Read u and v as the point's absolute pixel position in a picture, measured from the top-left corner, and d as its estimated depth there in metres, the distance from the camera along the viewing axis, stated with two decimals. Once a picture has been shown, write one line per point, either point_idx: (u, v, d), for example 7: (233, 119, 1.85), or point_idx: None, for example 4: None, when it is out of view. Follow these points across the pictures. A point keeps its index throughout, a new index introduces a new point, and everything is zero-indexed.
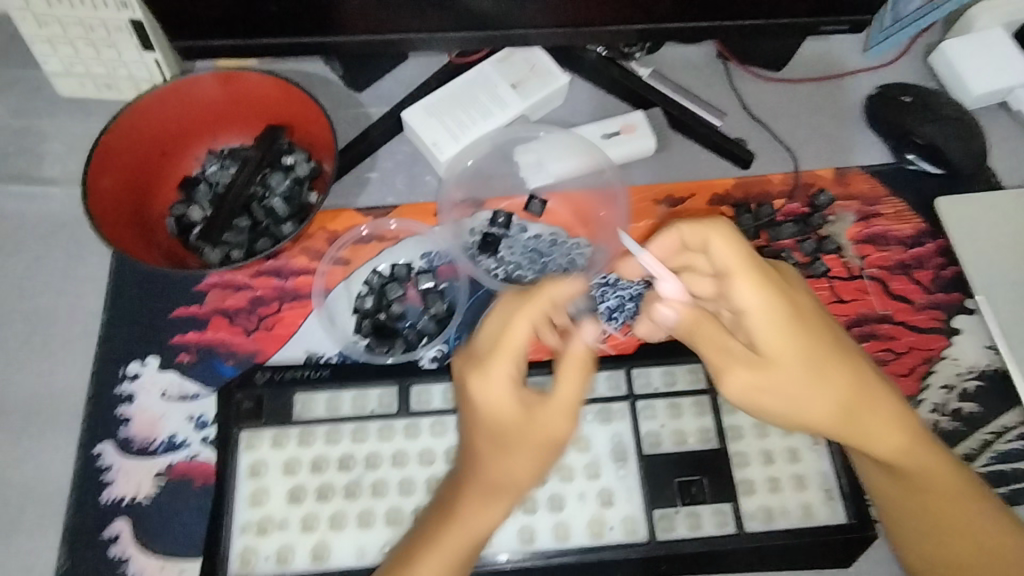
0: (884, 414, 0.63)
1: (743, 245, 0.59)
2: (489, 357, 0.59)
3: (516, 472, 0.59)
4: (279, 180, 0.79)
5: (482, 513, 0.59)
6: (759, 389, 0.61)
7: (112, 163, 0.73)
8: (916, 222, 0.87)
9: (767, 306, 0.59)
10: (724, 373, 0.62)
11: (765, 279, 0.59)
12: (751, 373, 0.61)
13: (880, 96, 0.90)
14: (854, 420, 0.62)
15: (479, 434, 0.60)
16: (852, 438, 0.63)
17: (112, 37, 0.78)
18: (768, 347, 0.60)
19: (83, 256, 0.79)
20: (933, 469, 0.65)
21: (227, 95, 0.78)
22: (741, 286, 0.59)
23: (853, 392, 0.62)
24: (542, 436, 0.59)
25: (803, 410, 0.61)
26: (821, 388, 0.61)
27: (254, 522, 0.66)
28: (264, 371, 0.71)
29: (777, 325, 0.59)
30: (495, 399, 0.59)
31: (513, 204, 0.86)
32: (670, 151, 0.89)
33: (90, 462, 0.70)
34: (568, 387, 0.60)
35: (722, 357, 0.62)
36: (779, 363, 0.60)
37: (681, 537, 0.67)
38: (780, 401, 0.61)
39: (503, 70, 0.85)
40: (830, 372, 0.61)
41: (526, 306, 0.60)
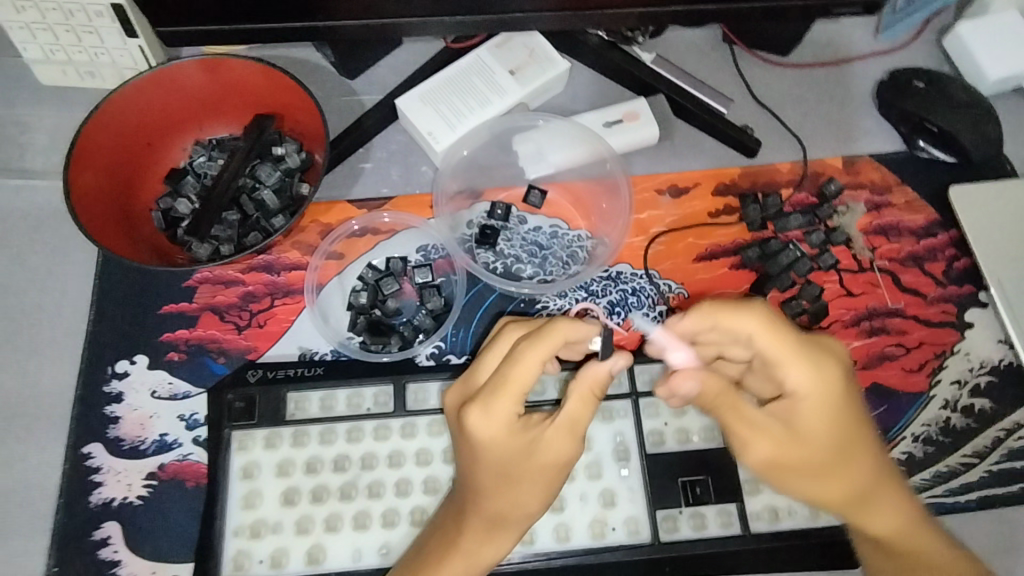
0: (886, 474, 0.62)
1: (784, 328, 0.57)
2: (492, 396, 0.57)
3: (522, 505, 0.60)
4: (268, 172, 0.77)
5: (486, 544, 0.60)
6: (784, 462, 0.59)
7: (94, 155, 0.71)
8: (928, 212, 0.84)
9: (814, 386, 0.57)
10: (751, 444, 0.58)
11: (814, 361, 0.58)
12: (780, 446, 0.58)
13: (894, 80, 0.86)
14: (863, 483, 0.60)
15: (483, 469, 0.59)
16: (868, 509, 0.61)
17: (93, 22, 0.75)
18: (804, 419, 0.58)
19: (68, 251, 0.77)
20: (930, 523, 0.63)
21: (213, 82, 0.75)
22: (789, 367, 0.57)
23: (869, 459, 0.60)
24: (550, 468, 0.59)
25: (827, 483, 0.59)
26: (846, 459, 0.59)
27: (247, 525, 0.64)
28: (257, 370, 0.70)
29: (818, 402, 0.58)
30: (496, 435, 0.58)
31: (512, 195, 0.83)
32: (674, 139, 0.86)
33: (79, 463, 0.69)
34: (578, 415, 0.59)
35: (751, 430, 0.58)
36: (810, 435, 0.58)
37: (685, 538, 0.65)
38: (800, 469, 0.59)
39: (501, 56, 0.82)
40: (857, 444, 0.60)
41: (535, 343, 0.56)
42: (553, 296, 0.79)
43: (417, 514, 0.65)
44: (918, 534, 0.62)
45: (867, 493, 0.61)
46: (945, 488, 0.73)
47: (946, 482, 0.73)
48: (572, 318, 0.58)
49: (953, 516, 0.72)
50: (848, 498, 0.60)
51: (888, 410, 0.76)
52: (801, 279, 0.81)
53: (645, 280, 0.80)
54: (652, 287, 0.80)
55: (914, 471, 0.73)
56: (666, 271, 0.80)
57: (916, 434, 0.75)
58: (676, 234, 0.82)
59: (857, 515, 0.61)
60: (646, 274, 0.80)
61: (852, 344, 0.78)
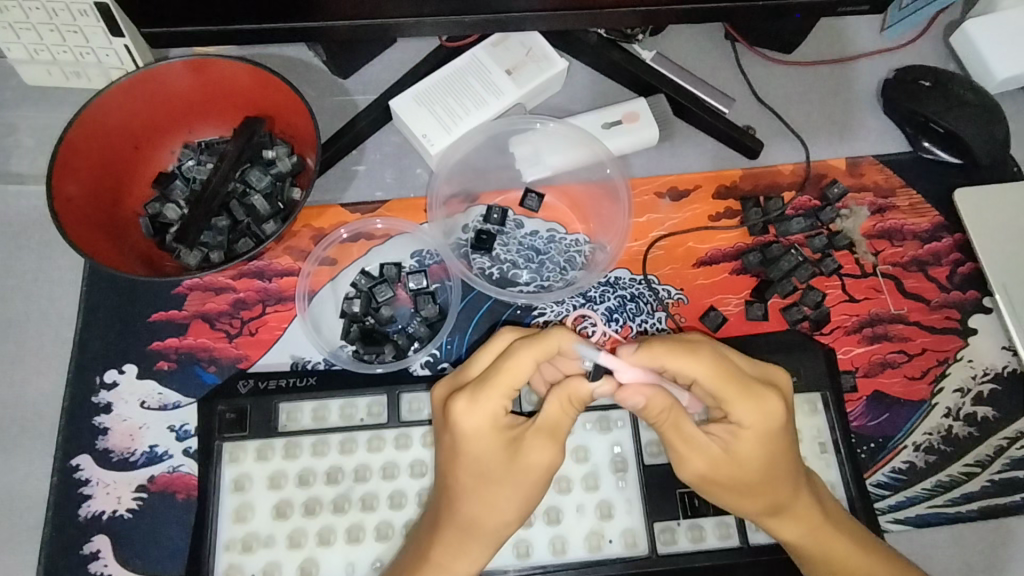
0: (817, 497, 0.62)
1: (730, 372, 0.58)
2: (481, 391, 0.57)
3: (496, 514, 0.58)
4: (259, 176, 0.75)
5: (458, 553, 0.59)
6: (717, 480, 0.59)
7: (78, 160, 0.69)
8: (932, 215, 0.82)
9: (755, 419, 0.58)
10: (688, 461, 0.59)
11: (758, 394, 0.58)
12: (714, 464, 0.59)
13: (899, 79, 0.84)
14: (794, 505, 0.61)
15: (461, 471, 0.58)
16: (778, 522, 0.61)
17: (77, 21, 0.73)
18: (743, 441, 0.59)
19: (55, 257, 0.75)
20: (867, 551, 0.62)
21: (200, 84, 0.73)
22: (732, 401, 0.58)
23: (800, 481, 0.61)
24: (532, 477, 0.58)
25: (744, 495, 0.60)
26: (779, 481, 0.60)
27: (239, 538, 0.63)
28: (247, 381, 0.68)
29: (758, 430, 0.58)
30: (479, 434, 0.57)
31: (507, 199, 0.82)
32: (674, 140, 0.84)
33: (68, 475, 0.68)
34: (560, 420, 0.59)
35: (688, 449, 0.58)
36: (743, 457, 0.59)
37: (683, 551, 0.64)
38: (731, 487, 0.60)
39: (497, 55, 0.80)
40: (791, 467, 0.60)
41: (531, 342, 0.56)
42: (551, 303, 0.77)
43: (410, 527, 0.64)
44: (846, 558, 0.62)
45: (795, 514, 0.61)
46: (947, 498, 0.72)
47: (947, 492, 0.72)
48: (569, 329, 0.57)
49: (955, 526, 0.71)
50: (778, 517, 0.61)
51: (890, 419, 0.75)
52: (804, 285, 0.79)
53: (644, 285, 0.78)
54: (651, 293, 0.78)
55: (915, 481, 0.72)
56: (665, 276, 0.79)
57: (918, 443, 0.74)
58: (675, 238, 0.80)
59: (782, 533, 0.62)
60: (645, 280, 0.79)
61: (854, 351, 0.77)
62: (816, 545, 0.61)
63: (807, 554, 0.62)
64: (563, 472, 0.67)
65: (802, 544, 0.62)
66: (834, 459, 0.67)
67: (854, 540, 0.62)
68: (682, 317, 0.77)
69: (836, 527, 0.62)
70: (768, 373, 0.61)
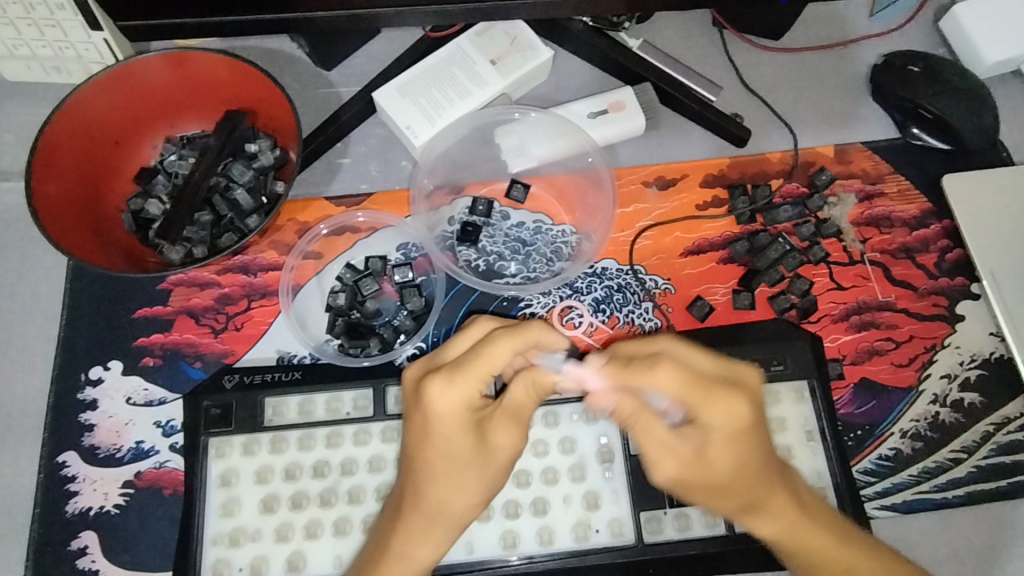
0: (794, 493, 0.60)
1: (692, 376, 0.56)
2: (458, 373, 0.56)
3: (462, 499, 0.58)
4: (241, 170, 0.74)
5: (420, 541, 0.58)
6: (690, 483, 0.58)
7: (58, 156, 0.68)
8: (921, 202, 0.82)
9: (721, 422, 0.56)
10: (659, 465, 0.58)
11: (721, 397, 0.56)
12: (685, 467, 0.57)
13: (888, 64, 0.83)
14: (771, 501, 0.59)
15: (429, 454, 0.58)
16: (757, 519, 0.60)
17: (55, 15, 0.72)
18: (712, 443, 0.57)
19: (37, 254, 0.75)
20: (849, 546, 0.60)
21: (181, 78, 0.73)
22: (697, 405, 0.56)
23: (775, 478, 0.59)
24: (497, 463, 0.59)
25: (718, 495, 0.59)
26: (751, 480, 0.58)
27: (226, 532, 0.63)
28: (233, 376, 0.68)
29: (724, 431, 0.56)
30: (451, 418, 0.57)
31: (493, 190, 0.81)
32: (661, 129, 0.84)
33: (55, 472, 0.68)
34: (526, 406, 0.60)
35: (660, 451, 0.57)
36: (714, 460, 0.57)
37: (669, 539, 0.65)
38: (704, 488, 0.58)
39: (481, 45, 0.79)
40: (763, 466, 0.58)
41: (513, 331, 0.56)
42: (537, 295, 0.77)
43: None
44: (830, 555, 0.59)
45: (771, 510, 0.60)
46: (933, 484, 0.72)
47: (933, 478, 0.72)
48: (548, 324, 0.58)
49: (941, 512, 0.71)
50: (755, 514, 0.60)
51: (877, 406, 0.75)
52: (791, 273, 0.79)
53: (631, 276, 0.78)
54: (638, 283, 0.78)
55: (902, 467, 0.73)
56: (652, 266, 0.79)
57: (904, 429, 0.74)
58: (662, 228, 0.80)
59: (760, 530, 0.61)
60: (632, 270, 0.78)
61: (841, 339, 0.77)
62: (795, 542, 0.60)
63: (789, 549, 0.60)
64: (550, 463, 0.67)
65: (783, 540, 0.60)
66: (820, 446, 0.67)
67: (835, 535, 0.60)
68: (670, 307, 0.77)
69: (817, 521, 0.60)
70: (736, 371, 0.59)
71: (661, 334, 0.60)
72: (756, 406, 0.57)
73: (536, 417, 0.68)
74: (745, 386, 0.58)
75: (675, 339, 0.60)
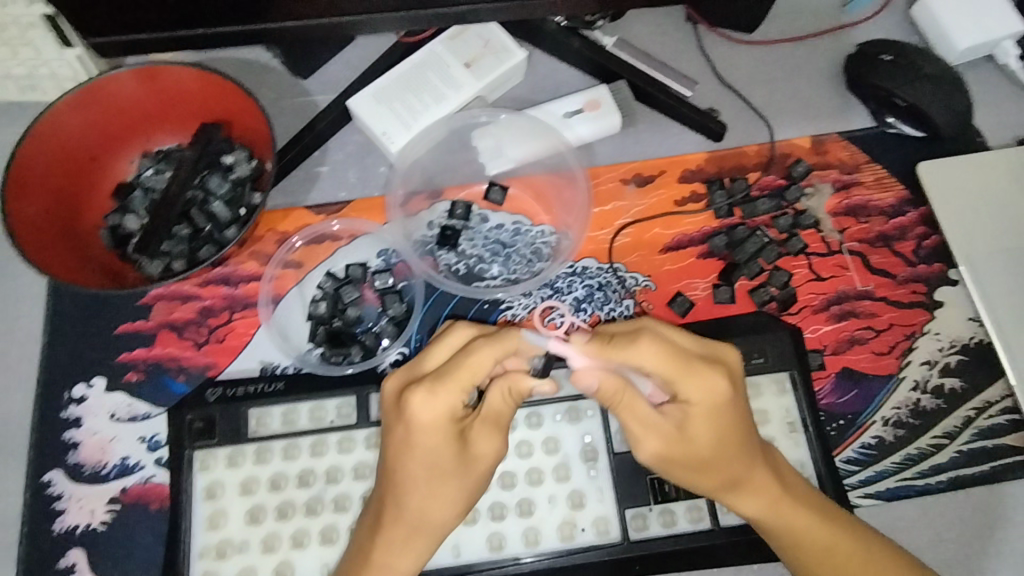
0: (774, 469, 0.62)
1: (672, 349, 0.58)
2: (441, 384, 0.56)
3: (444, 506, 0.59)
4: (218, 182, 0.75)
5: (404, 550, 0.59)
6: (674, 458, 0.59)
7: (33, 176, 0.68)
8: (897, 190, 0.83)
9: (701, 398, 0.58)
10: (642, 441, 0.59)
11: (701, 371, 0.58)
12: (668, 443, 0.59)
13: (861, 54, 0.83)
14: (749, 479, 0.60)
15: (411, 465, 0.58)
16: (740, 497, 0.61)
17: (26, 34, 0.71)
18: (693, 416, 0.59)
19: (17, 273, 0.75)
20: (825, 521, 0.61)
21: (153, 92, 0.73)
22: (679, 380, 0.58)
23: (753, 456, 0.60)
24: (478, 469, 0.60)
25: (702, 472, 0.60)
26: (732, 457, 0.59)
27: (213, 545, 0.63)
28: (215, 389, 0.68)
29: (703, 405, 0.58)
30: (433, 429, 0.57)
31: (471, 193, 0.81)
32: (638, 126, 0.84)
33: (41, 491, 0.68)
34: (505, 412, 0.60)
35: (643, 428, 0.59)
36: (695, 435, 0.59)
37: (655, 536, 0.65)
38: (686, 465, 0.60)
39: (454, 48, 0.79)
40: (744, 443, 0.59)
41: (495, 340, 0.57)
42: (518, 296, 0.77)
43: None
44: (808, 529, 0.61)
45: (751, 486, 0.61)
46: (916, 471, 0.73)
47: (916, 464, 0.73)
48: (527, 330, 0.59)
49: (925, 498, 0.72)
50: (736, 491, 0.61)
51: (859, 395, 0.75)
52: (770, 266, 0.80)
53: (611, 274, 0.79)
54: (618, 281, 0.78)
55: (885, 455, 0.73)
56: (632, 264, 0.79)
57: (886, 417, 0.74)
58: (641, 225, 0.80)
59: (743, 507, 0.62)
60: (612, 268, 0.79)
61: (822, 329, 0.77)
62: (774, 518, 0.61)
63: (769, 526, 0.61)
64: (534, 463, 0.67)
65: (764, 517, 0.61)
66: (802, 437, 0.68)
67: (812, 509, 0.62)
68: (651, 304, 0.78)
69: (795, 496, 0.62)
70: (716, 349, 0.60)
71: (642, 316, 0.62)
72: (735, 379, 0.59)
73: (519, 419, 0.68)
74: (725, 363, 0.60)
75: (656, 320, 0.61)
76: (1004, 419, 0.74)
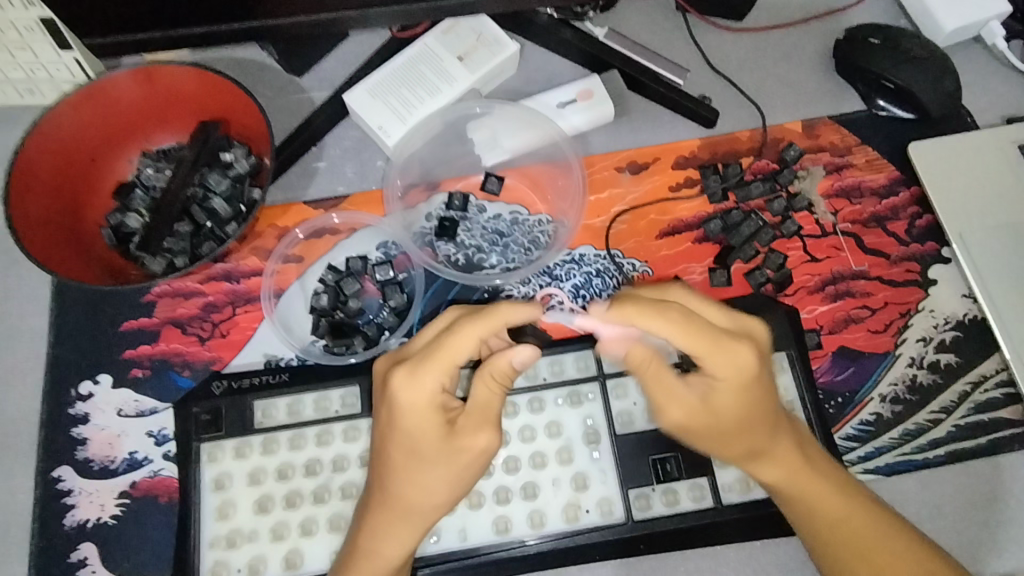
0: (794, 438, 0.63)
1: (699, 329, 0.57)
2: (421, 365, 0.57)
3: (427, 495, 0.59)
4: (218, 180, 0.75)
5: (387, 535, 0.59)
6: (694, 428, 0.61)
7: (34, 176, 0.69)
8: (889, 170, 0.84)
9: (732, 374, 0.58)
10: (668, 409, 0.61)
11: (730, 347, 0.58)
12: (692, 414, 0.61)
13: (850, 38, 0.84)
14: (771, 449, 0.62)
15: (394, 445, 0.59)
16: (758, 464, 0.63)
17: (24, 38, 0.71)
18: (720, 394, 0.60)
19: (21, 274, 0.76)
20: (840, 494, 0.63)
21: (151, 92, 0.73)
22: (707, 357, 0.58)
23: (777, 425, 0.62)
24: (464, 457, 0.59)
25: (722, 440, 0.62)
26: (754, 426, 0.61)
27: (222, 535, 0.64)
28: (221, 381, 0.69)
29: (731, 380, 0.58)
30: (413, 410, 0.58)
31: (468, 185, 0.82)
32: (631, 115, 0.85)
33: (51, 487, 0.69)
34: (491, 403, 0.61)
35: (669, 397, 0.61)
36: (720, 407, 0.60)
37: (658, 515, 0.66)
38: (708, 437, 0.62)
39: (447, 42, 0.80)
40: (767, 413, 0.60)
41: (477, 318, 0.57)
42: (517, 284, 0.78)
43: None
44: (822, 500, 0.62)
45: (771, 453, 0.62)
46: (914, 446, 0.74)
47: (914, 439, 0.74)
48: (515, 301, 0.58)
49: (924, 472, 0.73)
50: (756, 458, 0.63)
51: (855, 372, 0.76)
52: (765, 249, 0.81)
53: (608, 260, 0.80)
54: (616, 267, 0.79)
55: (883, 431, 0.74)
56: (629, 250, 0.80)
57: (883, 394, 0.75)
58: (637, 212, 0.81)
59: (761, 474, 0.63)
60: (610, 255, 0.80)
61: (818, 310, 0.78)
62: (789, 483, 0.63)
63: (784, 493, 0.63)
64: (537, 447, 0.68)
65: (781, 485, 0.63)
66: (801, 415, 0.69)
67: (828, 482, 0.63)
68: None
69: (813, 467, 0.63)
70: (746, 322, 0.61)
71: (673, 284, 0.62)
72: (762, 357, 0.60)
73: (521, 405, 0.69)
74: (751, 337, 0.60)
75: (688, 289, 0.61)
76: (1000, 392, 0.75)
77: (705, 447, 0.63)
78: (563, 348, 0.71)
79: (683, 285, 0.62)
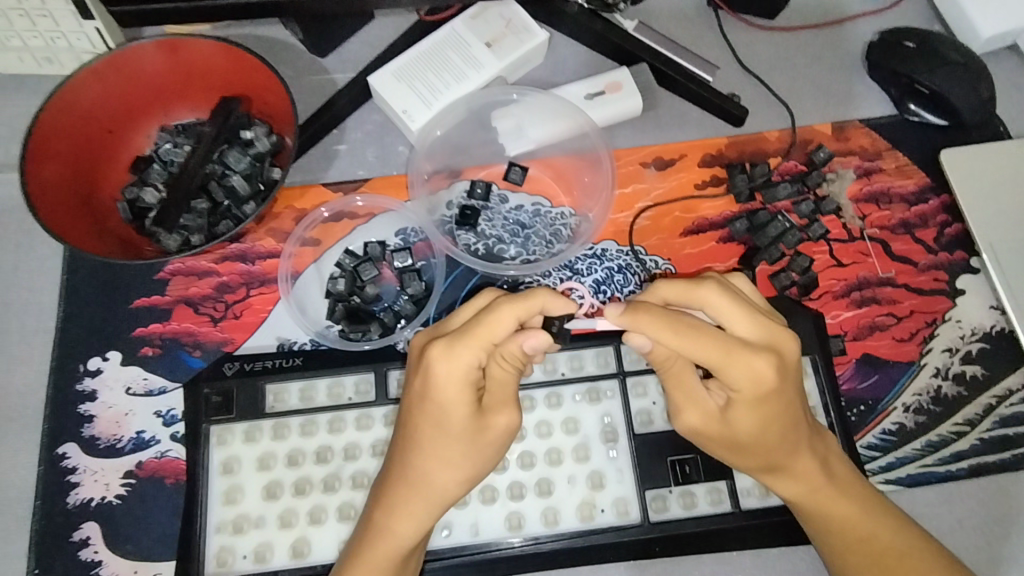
0: (822, 458, 0.61)
1: (713, 339, 0.54)
2: (460, 340, 0.55)
3: (447, 472, 0.58)
4: (237, 157, 0.74)
5: (403, 513, 0.58)
6: (709, 438, 0.60)
7: (51, 146, 0.68)
8: (919, 177, 0.82)
9: (751, 386, 0.56)
10: (682, 414, 0.60)
11: (747, 359, 0.55)
12: (709, 422, 0.59)
13: (884, 41, 0.82)
14: (794, 463, 0.60)
15: (421, 417, 0.58)
16: (780, 477, 0.61)
17: (46, 5, 0.69)
18: (737, 404, 0.58)
19: (32, 246, 0.74)
20: (868, 513, 0.61)
21: (174, 65, 0.72)
22: (728, 367, 0.55)
23: (803, 444, 0.60)
24: (483, 437, 0.58)
25: (742, 450, 0.60)
26: (781, 440, 0.58)
27: (229, 520, 0.63)
28: (233, 363, 0.68)
29: (748, 391, 0.56)
30: (446, 384, 0.56)
31: (490, 173, 0.81)
32: (658, 110, 0.83)
33: (56, 463, 0.68)
34: (507, 381, 0.60)
35: (686, 402, 0.60)
36: (737, 421, 0.58)
37: (675, 517, 0.64)
38: (724, 445, 0.60)
39: (474, 28, 0.79)
40: (793, 430, 0.58)
41: (515, 298, 0.56)
42: (538, 276, 0.77)
43: None
44: (847, 518, 0.61)
45: (797, 471, 0.61)
46: (936, 458, 0.72)
47: (937, 451, 0.72)
48: (554, 291, 0.58)
49: (946, 485, 0.71)
50: (781, 475, 0.61)
51: (879, 380, 0.75)
52: (791, 251, 0.79)
53: (631, 256, 0.78)
54: (638, 264, 0.78)
55: (905, 442, 0.73)
56: (652, 247, 0.78)
57: (907, 404, 0.74)
58: (662, 208, 0.80)
59: (784, 489, 0.61)
60: (633, 251, 0.78)
61: (843, 315, 0.77)
62: (814, 502, 0.61)
63: (804, 508, 0.62)
64: (552, 443, 0.66)
65: (802, 501, 0.61)
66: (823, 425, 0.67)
67: (856, 502, 0.62)
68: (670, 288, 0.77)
69: (837, 485, 0.62)
70: (775, 330, 0.57)
71: (706, 281, 0.56)
72: (784, 372, 0.56)
73: (538, 400, 0.68)
74: (778, 349, 0.56)
75: (720, 287, 0.56)
76: None
77: (723, 457, 0.62)
78: (583, 343, 0.70)
79: (717, 283, 0.56)
